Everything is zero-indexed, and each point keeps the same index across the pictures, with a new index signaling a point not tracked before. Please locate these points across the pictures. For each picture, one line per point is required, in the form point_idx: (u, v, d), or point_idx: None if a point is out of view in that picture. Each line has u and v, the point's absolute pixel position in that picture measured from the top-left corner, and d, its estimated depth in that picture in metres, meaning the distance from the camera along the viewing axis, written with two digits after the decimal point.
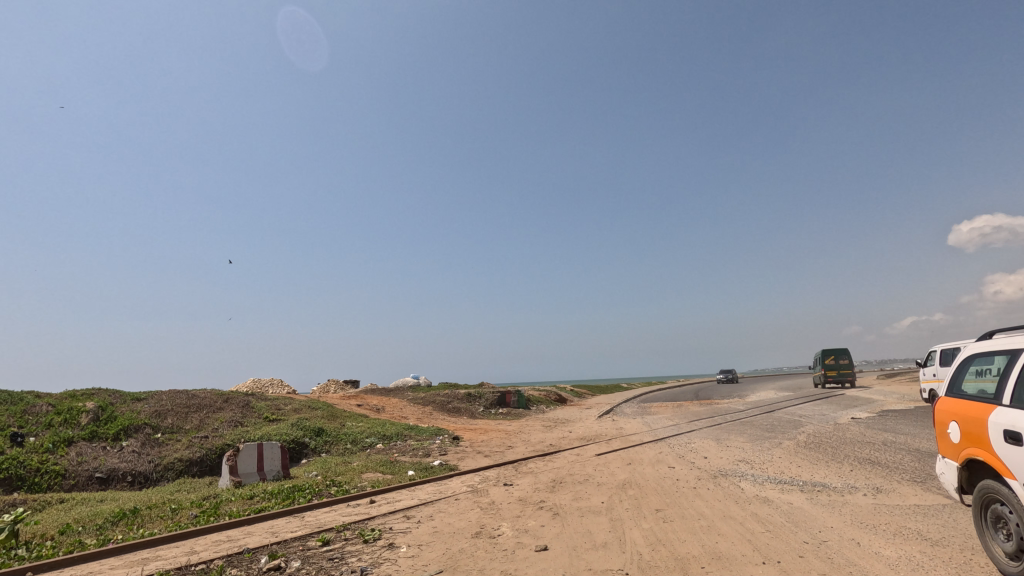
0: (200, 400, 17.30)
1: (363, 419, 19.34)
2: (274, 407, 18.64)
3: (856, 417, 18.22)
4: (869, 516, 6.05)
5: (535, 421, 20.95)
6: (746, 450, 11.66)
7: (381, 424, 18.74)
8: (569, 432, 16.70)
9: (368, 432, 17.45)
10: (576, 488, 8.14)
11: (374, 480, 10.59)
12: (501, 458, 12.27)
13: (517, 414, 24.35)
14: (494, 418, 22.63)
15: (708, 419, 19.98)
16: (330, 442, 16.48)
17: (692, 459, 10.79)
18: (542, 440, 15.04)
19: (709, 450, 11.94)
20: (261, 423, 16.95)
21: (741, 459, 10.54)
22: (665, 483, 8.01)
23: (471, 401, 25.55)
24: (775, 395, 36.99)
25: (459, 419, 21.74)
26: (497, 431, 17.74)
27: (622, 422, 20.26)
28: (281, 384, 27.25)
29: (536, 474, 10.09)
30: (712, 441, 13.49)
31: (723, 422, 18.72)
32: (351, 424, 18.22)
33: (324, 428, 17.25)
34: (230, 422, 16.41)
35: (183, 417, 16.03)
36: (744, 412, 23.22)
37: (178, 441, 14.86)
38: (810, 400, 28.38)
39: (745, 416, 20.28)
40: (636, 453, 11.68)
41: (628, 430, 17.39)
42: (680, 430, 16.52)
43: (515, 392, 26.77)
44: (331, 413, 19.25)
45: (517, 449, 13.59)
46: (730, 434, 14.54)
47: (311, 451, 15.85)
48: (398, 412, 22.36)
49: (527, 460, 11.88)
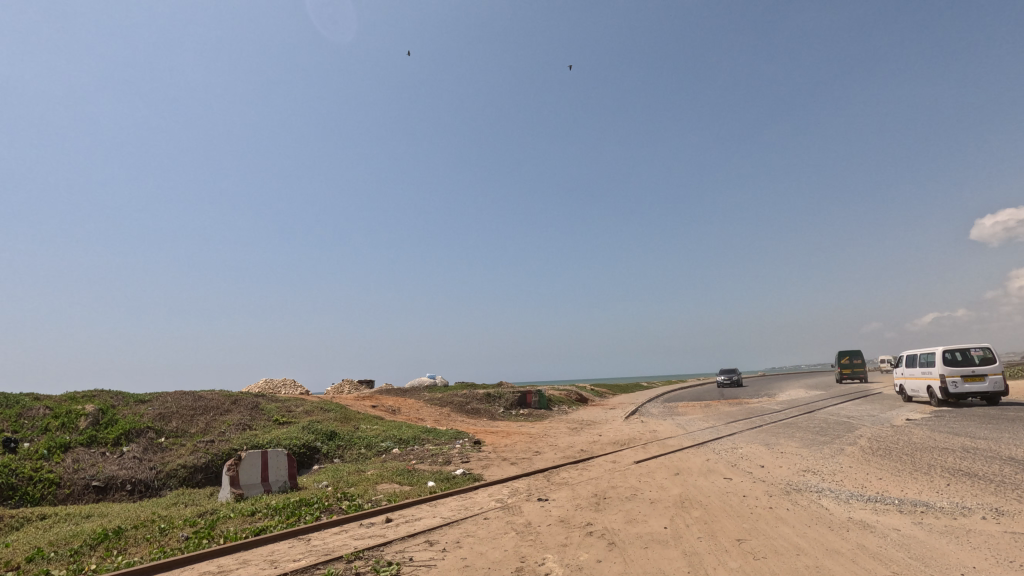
0: (207, 402, 16.40)
1: (378, 421, 18.30)
2: (285, 409, 17.69)
3: (910, 417, 16.78)
4: (1014, 551, 4.81)
5: (559, 423, 19.77)
6: (806, 458, 10.36)
7: (397, 427, 17.69)
8: (600, 435, 15.50)
9: (383, 435, 16.42)
10: (626, 506, 6.96)
11: (390, 491, 9.49)
12: (529, 466, 11.11)
13: (539, 415, 23.20)
14: (514, 419, 21.46)
15: (747, 420, 18.60)
16: (344, 446, 15.49)
17: (748, 469, 9.54)
18: (571, 445, 13.86)
19: (763, 457, 10.66)
20: (270, 426, 15.99)
21: (805, 468, 9.28)
22: (732, 501, 6.80)
23: (491, 402, 24.46)
24: (807, 393, 35.16)
25: (479, 421, 20.62)
26: (521, 435, 16.59)
27: (653, 423, 18.98)
28: (294, 385, 26.41)
29: (573, 487, 8.92)
30: (762, 446, 12.17)
31: (764, 423, 17.36)
32: (365, 427, 17.22)
33: (337, 432, 16.26)
34: (238, 425, 15.46)
35: (188, 420, 15.12)
36: (782, 412, 21.83)
37: (182, 446, 13.93)
38: (849, 399, 26.84)
39: (785, 418, 18.89)
40: (681, 461, 10.45)
41: (662, 432, 16.14)
42: (720, 432, 15.23)
43: (536, 392, 25.62)
44: (345, 414, 18.27)
45: (545, 455, 12.42)
46: (778, 438, 13.22)
47: (323, 456, 14.87)
48: (415, 413, 21.36)
49: (560, 468, 10.73)
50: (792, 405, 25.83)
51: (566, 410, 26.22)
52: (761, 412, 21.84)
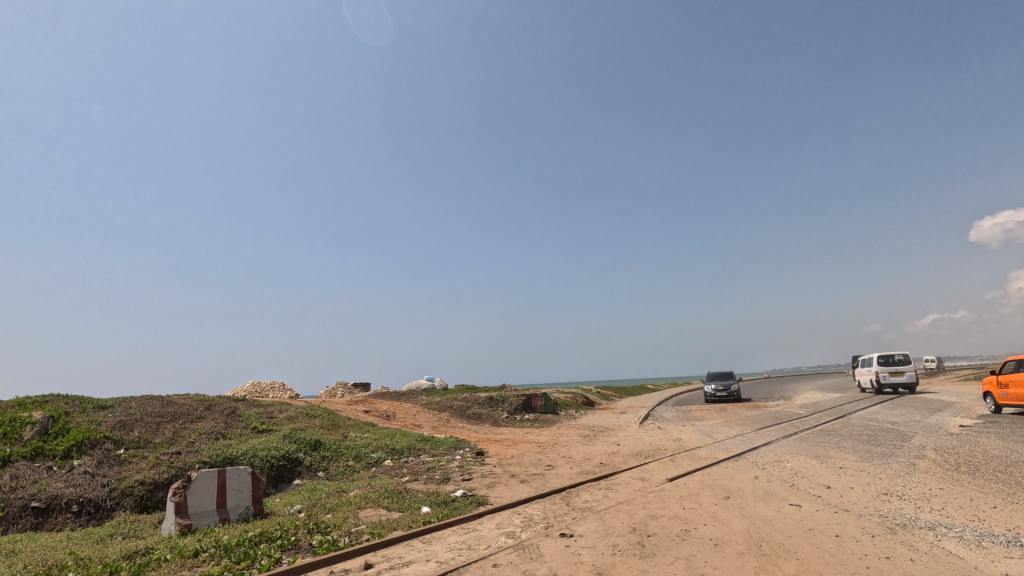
0: (177, 408, 14.65)
1: (369, 429, 16.57)
2: (266, 415, 15.97)
3: (961, 423, 15.14)
4: None
5: (570, 430, 18.08)
6: (876, 475, 8.63)
7: (390, 434, 15.97)
8: (617, 444, 13.77)
9: (375, 444, 14.70)
10: (682, 551, 5.22)
11: (375, 519, 7.75)
12: (542, 485, 9.39)
13: (547, 421, 21.52)
14: (520, 425, 19.78)
15: (777, 427, 16.87)
16: (329, 458, 13.79)
17: (813, 492, 7.80)
18: (587, 457, 12.10)
19: (822, 475, 8.94)
20: (248, 434, 14.26)
21: (885, 491, 7.57)
22: (826, 544, 5.08)
23: (493, 406, 22.73)
24: (824, 396, 33.32)
25: (481, 428, 18.88)
26: (527, 444, 14.90)
27: (673, 430, 17.24)
28: (282, 389, 24.71)
29: (601, 516, 7.19)
30: (812, 460, 10.46)
31: (798, 430, 15.66)
32: (354, 435, 15.48)
33: (322, 441, 14.54)
34: (209, 434, 13.71)
35: (152, 429, 13.38)
36: (811, 417, 20.19)
37: (143, 459, 12.20)
38: (875, 401, 25.28)
39: (819, 424, 17.19)
40: (725, 481, 8.73)
41: (686, 440, 14.43)
42: (752, 441, 13.52)
43: (541, 396, 23.85)
44: (332, 421, 16.50)
45: (559, 470, 10.69)
46: (828, 449, 11.48)
47: (305, 470, 13.19)
48: (410, 419, 19.63)
49: (579, 489, 9.01)
50: (814, 408, 24.22)
51: (574, 414, 24.48)
52: (786, 416, 20.13)
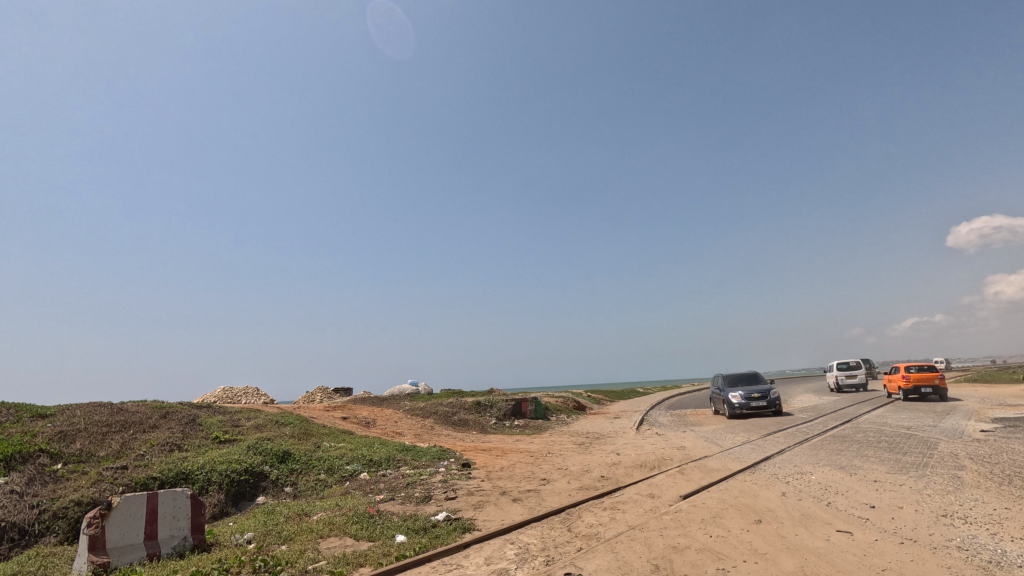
0: (127, 416, 13.14)
1: (345, 437, 15.18)
2: (231, 423, 14.52)
3: (980, 427, 14.27)
4: None
5: (563, 437, 16.89)
6: (923, 492, 7.50)
7: (368, 444, 14.62)
8: (616, 454, 12.57)
9: (350, 455, 13.36)
10: None
11: (338, 551, 6.41)
12: (537, 506, 8.12)
13: (538, 427, 20.33)
14: (509, 432, 18.56)
15: (785, 432, 15.83)
16: (299, 471, 12.41)
17: (858, 513, 6.63)
18: (585, 469, 10.88)
19: (860, 491, 7.80)
20: (208, 444, 12.82)
21: (944, 512, 6.45)
22: None
23: (481, 412, 21.49)
24: (821, 399, 32.36)
25: (468, 435, 17.60)
26: (517, 454, 13.66)
27: (673, 437, 16.14)
28: (256, 395, 23.24)
29: (612, 547, 5.96)
30: (839, 472, 9.33)
31: (809, 437, 14.60)
32: (328, 444, 14.08)
33: (291, 452, 13.14)
34: (163, 446, 12.25)
35: (97, 441, 11.88)
36: (815, 421, 19.26)
37: (82, 475, 10.72)
38: (877, 403, 24.67)
39: (828, 429, 16.22)
40: (750, 500, 7.57)
41: (691, 448, 13.29)
42: (763, 450, 12.41)
43: (532, 400, 22.58)
44: (304, 429, 15.08)
45: (555, 485, 9.45)
46: (851, 460, 10.39)
47: (270, 485, 11.80)
48: (391, 427, 18.27)
49: (581, 510, 7.77)
50: (816, 412, 23.18)
51: (565, 419, 23.39)
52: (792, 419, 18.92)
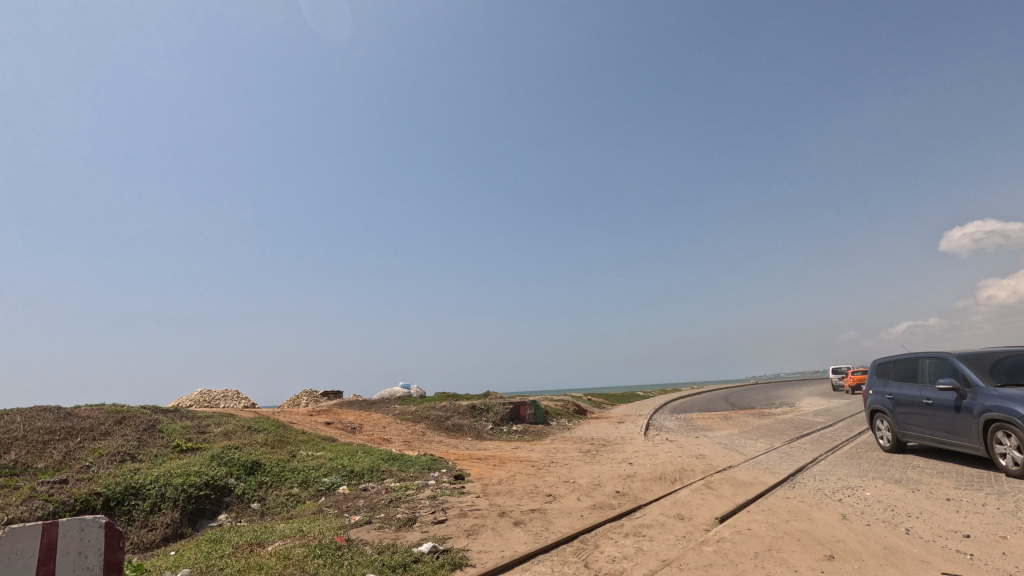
0: (75, 423, 11.60)
1: (325, 445, 13.68)
2: (196, 429, 13.00)
3: None
4: None
5: (566, 444, 15.44)
6: (1020, 515, 6.10)
7: (350, 452, 13.12)
8: (629, 464, 11.10)
9: (328, 465, 11.87)
10: None
11: None
12: (545, 532, 6.67)
13: (538, 432, 18.87)
14: (507, 438, 17.08)
15: (809, 439, 14.41)
16: (269, 484, 10.93)
17: (957, 547, 5.21)
18: (596, 483, 9.41)
19: (938, 514, 6.39)
20: (166, 453, 11.31)
21: None
22: None
23: (476, 416, 19.98)
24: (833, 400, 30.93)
25: (462, 442, 16.10)
26: (517, 463, 12.18)
27: (686, 444, 14.69)
28: (235, 399, 21.67)
29: None
30: (899, 488, 7.90)
31: (839, 444, 13.16)
32: (304, 453, 12.57)
33: (262, 462, 11.65)
34: (113, 455, 10.72)
35: (36, 451, 10.35)
36: (836, 426, 17.87)
37: (12, 491, 9.15)
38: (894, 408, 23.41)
39: (856, 436, 14.82)
40: (807, 526, 6.13)
41: (711, 457, 11.85)
42: (795, 459, 11.01)
43: (531, 404, 21.11)
44: (279, 436, 13.55)
45: (561, 503, 8.01)
46: (904, 473, 8.98)
47: (234, 502, 10.32)
48: (378, 433, 16.75)
49: (598, 539, 6.32)
50: (833, 415, 21.78)
51: (567, 424, 21.94)
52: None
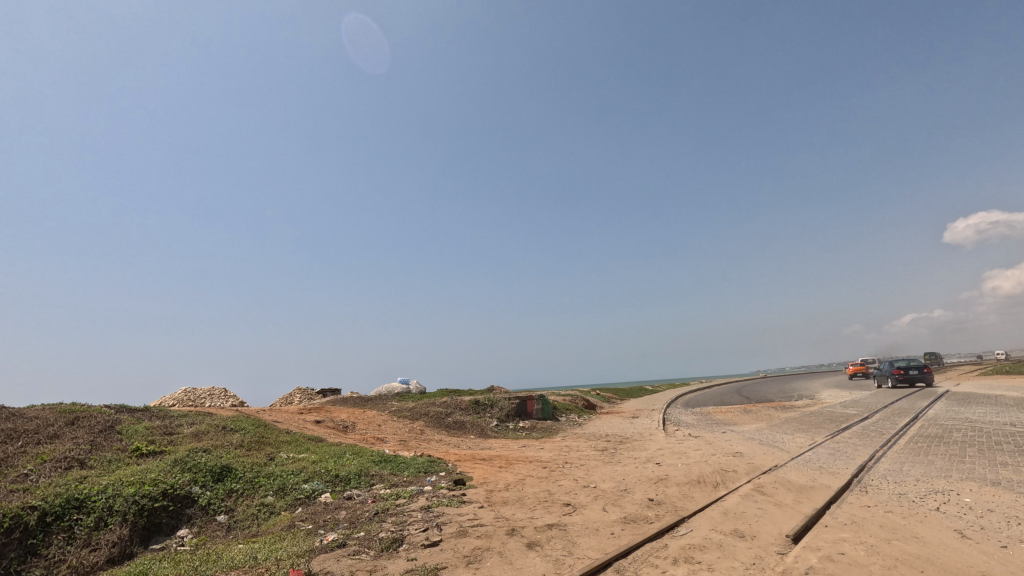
0: (19, 425, 10.10)
1: (310, 447, 12.15)
2: (163, 430, 11.50)
3: None
4: None
5: (580, 442, 13.89)
6: None
7: (337, 455, 11.58)
8: (658, 465, 9.54)
9: (309, 470, 10.35)
10: None
11: None
12: (567, 557, 5.14)
13: (548, 429, 17.34)
14: (513, 436, 15.54)
15: (854, 433, 12.80)
16: (240, 493, 9.43)
17: None
18: (623, 488, 7.87)
19: None
20: (123, 457, 9.81)
21: None
22: None
23: (480, 413, 18.47)
24: (857, 392, 29.32)
25: (464, 441, 14.56)
26: (526, 465, 10.63)
27: (714, 441, 13.11)
28: (222, 397, 20.19)
29: None
30: (1006, 493, 6.33)
31: (891, 439, 11.55)
32: (284, 456, 11.06)
33: (233, 466, 10.15)
34: (58, 462, 9.22)
35: None
36: (874, 418, 16.26)
37: None
38: (925, 397, 21.91)
39: (904, 428, 13.20)
40: (922, 551, 4.56)
41: (750, 455, 10.27)
42: (851, 457, 9.43)
43: (539, 399, 19.58)
44: (258, 437, 12.06)
45: (583, 516, 6.48)
46: (997, 472, 7.40)
47: (196, 515, 8.82)
48: (372, 432, 15.22)
49: (639, 569, 4.79)
50: (865, 407, 20.24)
51: (578, 420, 20.42)
52: None
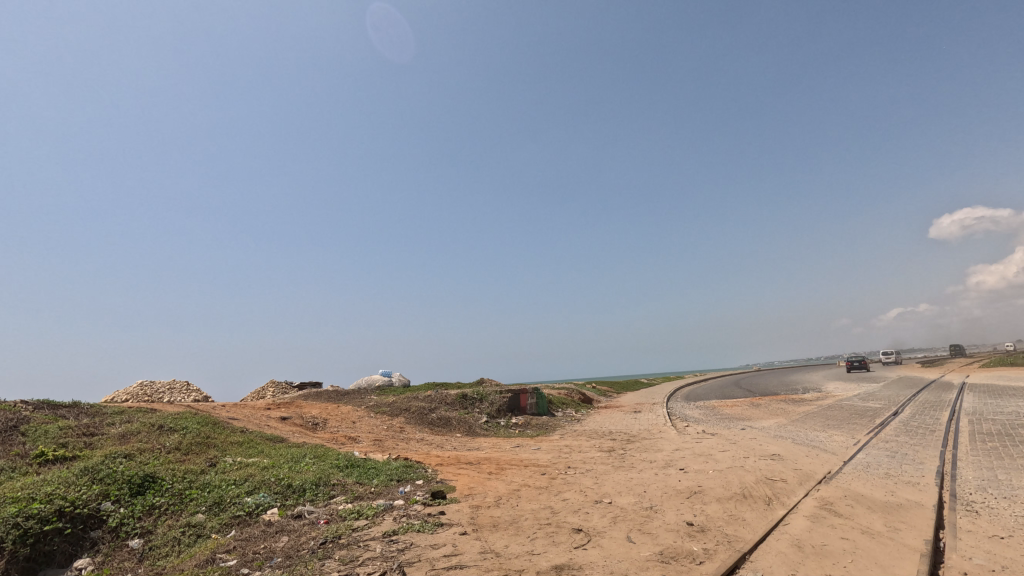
0: None
1: (264, 450, 10.21)
2: (83, 430, 9.53)
3: None
4: None
5: (582, 441, 12.06)
6: None
7: (294, 459, 9.67)
8: (684, 472, 7.74)
9: (254, 479, 8.45)
10: None
11: None
12: None
13: (544, 426, 15.51)
14: (504, 434, 13.68)
15: (900, 430, 11.02)
16: (162, 511, 7.52)
17: None
18: (648, 506, 6.06)
19: None
20: (18, 466, 7.85)
21: None
22: None
23: (468, 408, 16.58)
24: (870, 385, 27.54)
25: (448, 440, 12.68)
26: (520, 471, 8.79)
27: (738, 439, 11.33)
28: (182, 393, 18.13)
29: None
30: None
31: (950, 437, 9.80)
32: (228, 462, 9.17)
33: (159, 476, 8.21)
34: None
35: None
36: (908, 412, 14.56)
37: None
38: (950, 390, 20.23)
39: (955, 424, 11.47)
40: None
41: (792, 458, 8.48)
42: (918, 462, 7.68)
43: (533, 392, 17.75)
44: (202, 438, 10.12)
45: (601, 552, 4.66)
46: None
47: (102, 540, 6.89)
48: (344, 430, 13.29)
49: None
50: (890, 400, 18.48)
51: (575, 416, 18.59)
52: None
